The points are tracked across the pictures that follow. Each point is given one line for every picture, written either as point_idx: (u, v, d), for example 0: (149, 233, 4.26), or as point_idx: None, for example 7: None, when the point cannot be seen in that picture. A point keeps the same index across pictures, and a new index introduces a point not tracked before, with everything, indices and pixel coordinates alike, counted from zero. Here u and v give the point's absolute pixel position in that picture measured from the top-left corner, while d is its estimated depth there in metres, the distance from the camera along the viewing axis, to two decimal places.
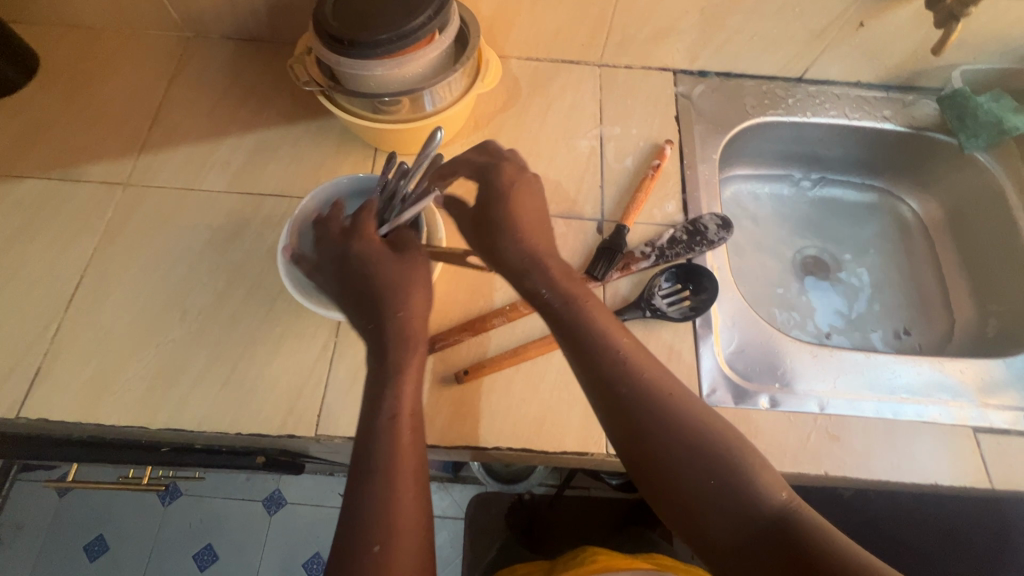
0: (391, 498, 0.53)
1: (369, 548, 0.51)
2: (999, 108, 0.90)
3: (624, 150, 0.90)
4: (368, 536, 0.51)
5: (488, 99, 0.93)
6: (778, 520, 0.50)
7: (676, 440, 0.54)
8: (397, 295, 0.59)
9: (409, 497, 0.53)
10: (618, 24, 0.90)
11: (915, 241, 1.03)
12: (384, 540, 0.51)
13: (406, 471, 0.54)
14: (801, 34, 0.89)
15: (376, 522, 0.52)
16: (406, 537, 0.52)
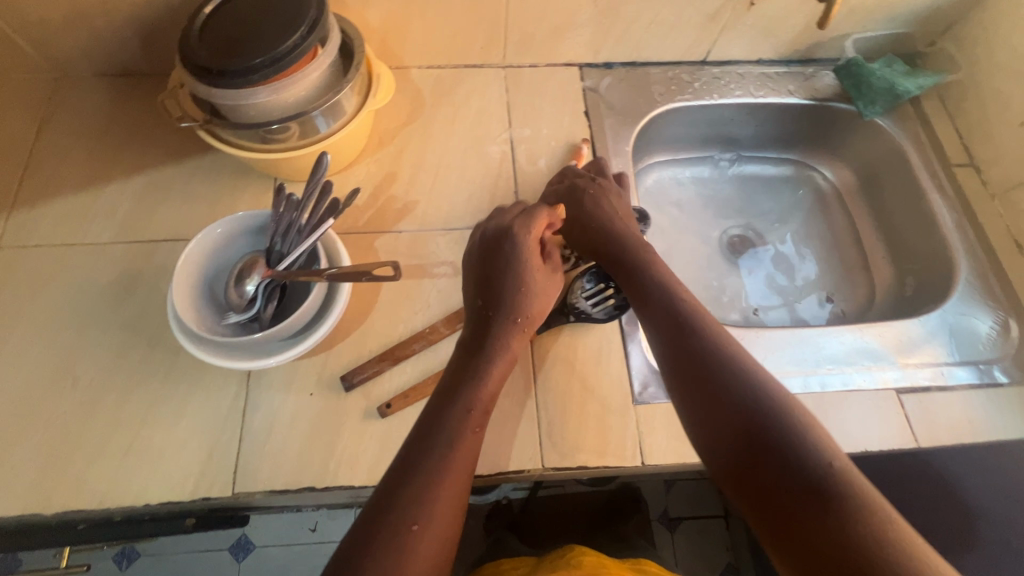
0: (432, 478, 0.52)
1: (404, 526, 0.49)
2: (895, 73, 0.94)
3: (536, 152, 0.89)
4: (404, 515, 0.50)
5: (391, 114, 0.90)
6: (826, 481, 0.44)
7: (730, 396, 0.52)
8: (517, 296, 0.66)
9: (447, 489, 0.52)
10: (514, 24, 0.88)
11: (832, 209, 1.06)
12: (418, 521, 0.50)
13: (460, 464, 0.54)
14: (696, 18, 0.89)
15: (412, 503, 0.50)
16: (432, 530, 0.50)
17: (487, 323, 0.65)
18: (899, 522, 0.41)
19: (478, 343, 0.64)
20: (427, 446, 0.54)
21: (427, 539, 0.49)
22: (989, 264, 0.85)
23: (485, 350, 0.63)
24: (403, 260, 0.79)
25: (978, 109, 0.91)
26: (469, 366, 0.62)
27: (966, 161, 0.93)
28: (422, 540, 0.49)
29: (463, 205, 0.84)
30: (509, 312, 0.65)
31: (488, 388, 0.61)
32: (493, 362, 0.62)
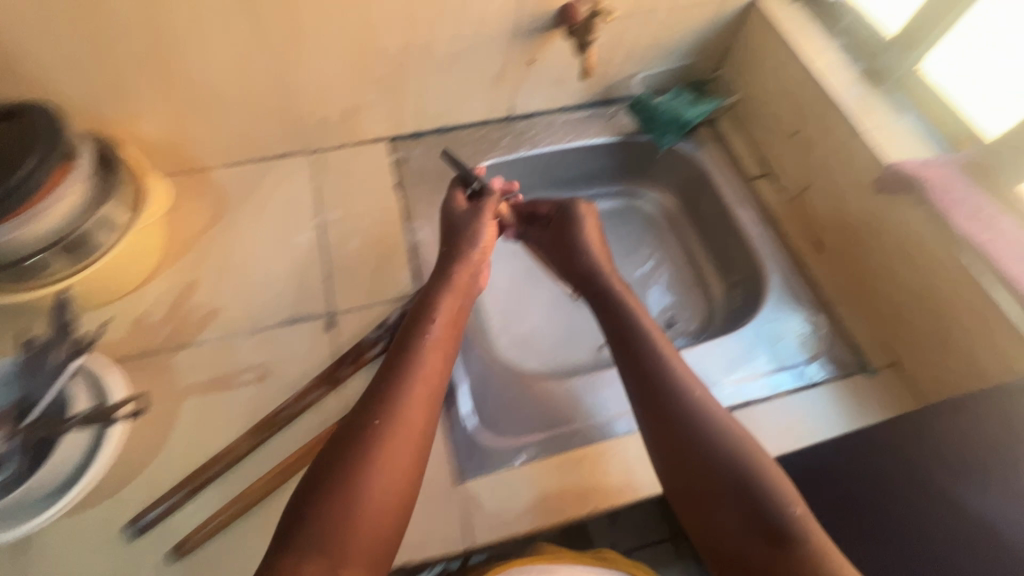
0: (401, 395, 0.59)
1: (367, 422, 0.57)
2: (682, 102, 1.00)
3: (347, 233, 0.87)
4: (366, 418, 0.58)
5: (191, 219, 0.86)
6: (786, 534, 0.53)
7: (710, 445, 0.60)
8: (456, 256, 0.75)
9: (411, 424, 0.58)
10: (304, 112, 0.88)
11: (664, 230, 1.09)
12: (379, 436, 0.56)
13: (421, 387, 0.60)
14: (484, 82, 0.92)
15: (374, 403, 0.59)
16: (390, 459, 0.55)
17: (445, 272, 0.73)
18: (831, 554, 0.52)
19: (418, 312, 0.69)
20: (380, 391, 0.59)
21: (382, 463, 0.55)
22: (793, 265, 0.90)
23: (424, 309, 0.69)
24: (204, 374, 0.74)
25: (761, 125, 0.98)
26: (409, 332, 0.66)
27: (764, 172, 0.98)
28: (381, 464, 0.55)
29: (271, 302, 0.80)
30: (464, 253, 0.75)
31: (434, 333, 0.65)
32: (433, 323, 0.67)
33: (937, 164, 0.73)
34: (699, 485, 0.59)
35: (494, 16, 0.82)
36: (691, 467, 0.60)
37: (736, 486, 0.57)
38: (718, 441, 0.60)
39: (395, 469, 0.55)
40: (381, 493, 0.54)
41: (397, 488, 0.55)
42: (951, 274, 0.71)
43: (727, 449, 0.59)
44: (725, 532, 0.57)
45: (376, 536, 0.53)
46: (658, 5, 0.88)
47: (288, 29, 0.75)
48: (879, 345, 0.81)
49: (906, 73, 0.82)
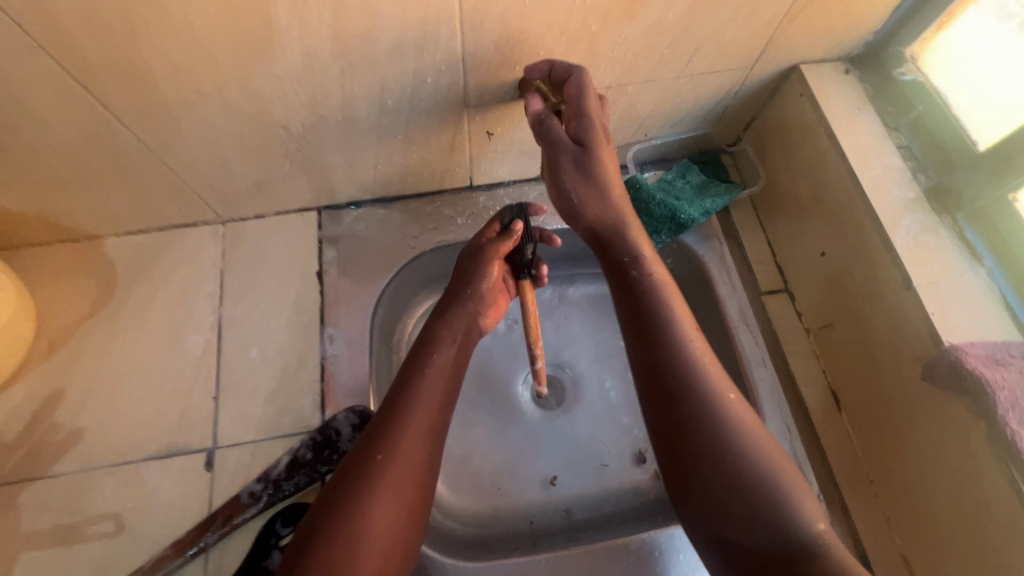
0: (398, 420, 0.53)
1: (371, 454, 0.51)
2: (686, 187, 0.78)
3: (249, 336, 0.72)
4: (370, 448, 0.51)
5: (70, 306, 0.73)
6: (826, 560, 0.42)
7: (724, 444, 0.47)
8: (479, 264, 0.65)
9: (409, 451, 0.51)
10: (200, 187, 0.71)
11: None
12: (384, 473, 0.50)
13: (424, 407, 0.55)
14: (431, 153, 0.73)
15: (383, 432, 0.52)
16: (393, 496, 0.49)
17: (461, 290, 0.65)
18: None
19: (422, 344, 0.61)
20: (388, 412, 0.54)
21: (392, 485, 0.50)
22: (802, 427, 0.69)
23: (428, 338, 0.61)
24: (51, 519, 0.62)
25: (786, 225, 0.76)
26: (412, 363, 0.58)
27: (781, 285, 0.77)
28: (381, 501, 0.49)
29: (145, 426, 0.67)
30: (462, 296, 0.64)
31: (440, 358, 0.59)
32: (437, 351, 0.60)
33: (1010, 367, 0.52)
34: (731, 503, 0.46)
35: (430, 90, 0.62)
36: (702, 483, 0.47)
37: (757, 503, 0.45)
38: (718, 453, 0.47)
39: (398, 502, 0.50)
40: (387, 531, 0.48)
41: (395, 527, 0.49)
42: (1008, 521, 0.51)
43: (742, 445, 0.47)
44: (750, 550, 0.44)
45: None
46: (657, 74, 0.66)
47: (149, 106, 0.57)
48: (898, 563, 0.61)
49: (992, 202, 0.59)
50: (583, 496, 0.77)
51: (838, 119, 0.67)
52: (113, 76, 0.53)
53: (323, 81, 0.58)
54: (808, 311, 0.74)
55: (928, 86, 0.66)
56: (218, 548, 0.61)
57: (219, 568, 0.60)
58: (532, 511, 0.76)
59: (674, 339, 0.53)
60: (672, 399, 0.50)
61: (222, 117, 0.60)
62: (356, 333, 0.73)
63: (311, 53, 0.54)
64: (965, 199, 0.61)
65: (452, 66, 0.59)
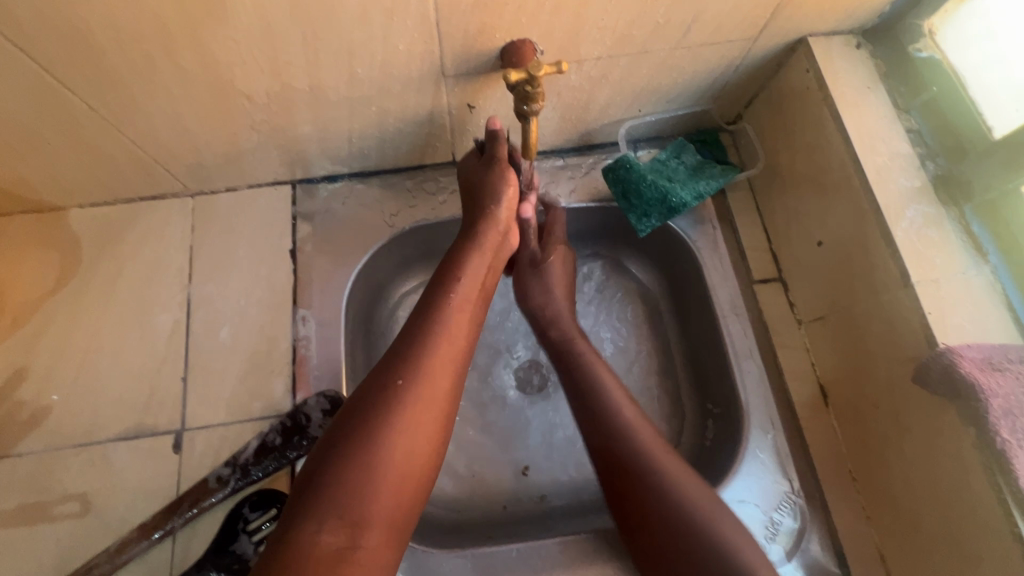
0: (419, 351, 0.51)
1: (391, 381, 0.49)
2: (680, 168, 0.74)
3: (219, 316, 0.70)
4: (389, 374, 0.50)
5: (34, 281, 0.70)
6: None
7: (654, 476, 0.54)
8: (485, 199, 0.64)
9: (431, 381, 0.50)
10: (164, 158, 0.67)
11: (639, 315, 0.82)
12: (403, 400, 0.48)
13: (445, 335, 0.54)
14: (409, 127, 0.68)
15: (405, 362, 0.51)
16: (415, 423, 0.48)
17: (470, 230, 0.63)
18: None
19: (439, 278, 0.58)
20: (408, 345, 0.52)
21: (414, 412, 0.48)
22: (786, 422, 0.67)
23: (447, 267, 0.59)
24: (17, 499, 0.61)
25: (784, 210, 0.72)
26: (431, 298, 0.56)
27: (775, 274, 0.73)
28: (404, 427, 0.48)
29: (111, 407, 0.65)
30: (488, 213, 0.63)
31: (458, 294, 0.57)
32: (460, 283, 0.58)
33: (1006, 374, 0.49)
34: (677, 553, 0.50)
35: (403, 60, 0.57)
36: (661, 538, 0.52)
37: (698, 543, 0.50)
38: (648, 497, 0.53)
39: (420, 431, 0.48)
40: (407, 452, 0.47)
41: (415, 450, 0.48)
42: (988, 530, 0.50)
43: (670, 484, 0.53)
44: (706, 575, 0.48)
45: (401, 501, 0.46)
46: (651, 45, 0.61)
47: (96, 72, 0.53)
48: (876, 564, 0.60)
49: (1003, 194, 0.55)
50: (559, 482, 0.77)
51: (844, 100, 0.63)
52: (53, 38, 0.49)
53: (285, 47, 0.54)
54: (801, 302, 0.70)
55: (944, 65, 0.61)
56: (186, 530, 0.60)
57: (188, 551, 0.60)
58: (508, 495, 0.75)
59: (610, 414, 0.59)
60: (624, 471, 0.55)
61: (178, 85, 0.56)
62: (330, 314, 0.70)
63: (268, 15, 0.50)
64: (974, 192, 0.57)
65: (425, 33, 0.54)
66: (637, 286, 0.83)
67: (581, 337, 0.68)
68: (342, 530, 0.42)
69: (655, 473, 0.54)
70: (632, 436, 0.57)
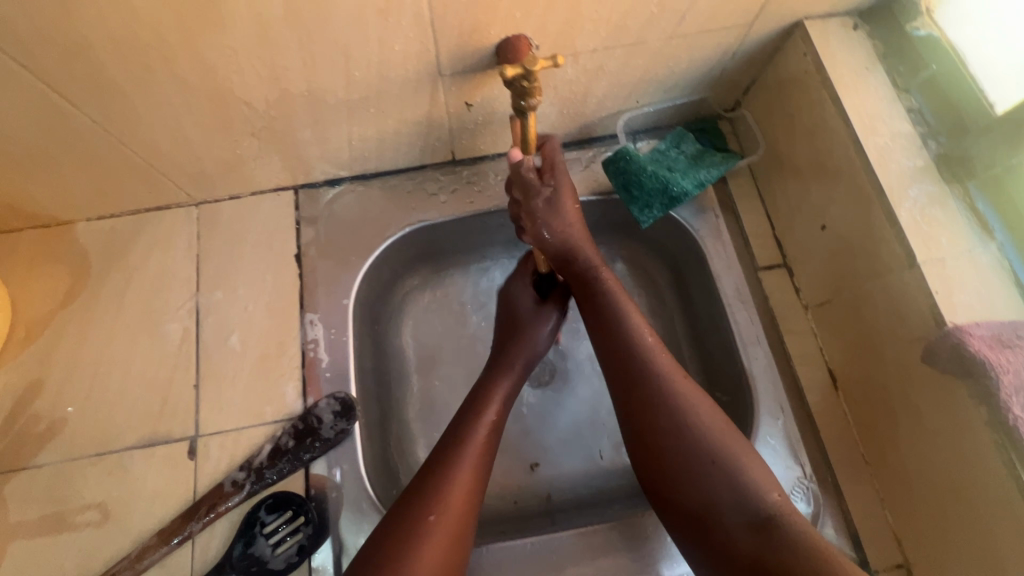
0: (455, 479, 0.55)
1: (422, 517, 0.52)
2: (680, 158, 0.74)
3: (228, 323, 0.71)
4: (421, 508, 0.53)
5: (45, 295, 0.71)
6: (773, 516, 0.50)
7: (662, 405, 0.56)
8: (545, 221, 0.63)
9: (462, 494, 0.55)
10: (167, 168, 0.68)
11: (645, 306, 0.82)
12: (430, 538, 0.51)
13: (473, 468, 0.57)
14: (408, 127, 0.69)
15: (434, 495, 0.54)
16: (438, 558, 0.51)
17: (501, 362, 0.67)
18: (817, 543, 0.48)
19: (469, 404, 0.63)
20: (446, 455, 0.57)
21: (440, 540, 0.52)
22: (795, 408, 0.67)
23: (478, 396, 0.63)
24: (37, 510, 0.62)
25: (785, 195, 0.72)
26: (459, 430, 0.60)
27: (779, 260, 0.73)
28: (423, 566, 0.50)
29: (127, 416, 0.66)
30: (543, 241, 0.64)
31: (482, 433, 0.60)
32: (485, 414, 0.61)
33: (1016, 350, 0.49)
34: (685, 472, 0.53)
35: (399, 61, 0.58)
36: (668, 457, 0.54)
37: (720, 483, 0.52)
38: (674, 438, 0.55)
39: (438, 574, 0.51)
40: None
41: None
42: (1003, 508, 0.50)
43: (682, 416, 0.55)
44: (728, 536, 0.50)
45: None
46: (647, 35, 0.61)
47: (97, 85, 0.54)
48: (890, 543, 0.61)
49: (1007, 169, 0.55)
50: (568, 476, 0.77)
51: (843, 82, 0.62)
52: (55, 54, 0.49)
53: (283, 52, 0.54)
54: (806, 288, 0.70)
55: (943, 42, 0.61)
56: (203, 535, 0.61)
57: (203, 556, 0.60)
58: (519, 490, 0.76)
59: (637, 349, 0.59)
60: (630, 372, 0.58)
61: (178, 94, 0.56)
62: (337, 317, 0.71)
63: (264, 21, 0.50)
64: (978, 167, 0.56)
65: (420, 31, 0.54)
66: (639, 278, 0.83)
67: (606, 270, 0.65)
68: None
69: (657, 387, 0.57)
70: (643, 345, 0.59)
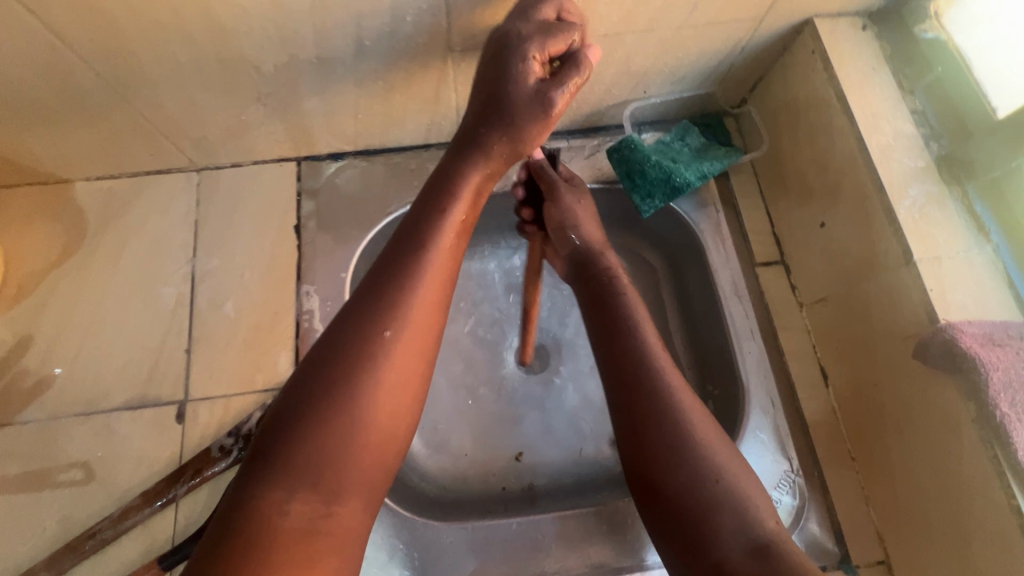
0: (416, 290, 0.46)
1: (375, 331, 0.43)
2: (684, 150, 0.74)
3: (224, 290, 0.70)
4: (376, 320, 0.44)
5: (40, 252, 0.71)
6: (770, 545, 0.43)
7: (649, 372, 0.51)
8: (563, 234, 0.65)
9: (429, 302, 0.46)
10: (170, 130, 0.67)
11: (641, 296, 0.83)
12: (389, 355, 0.43)
13: (438, 278, 0.47)
14: (414, 102, 0.69)
15: (390, 308, 0.44)
16: (401, 379, 0.44)
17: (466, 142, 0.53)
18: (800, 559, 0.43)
19: (432, 196, 0.51)
20: (401, 257, 0.47)
21: (404, 356, 0.44)
22: (785, 403, 0.67)
23: (441, 189, 0.51)
24: (19, 466, 0.61)
25: (786, 193, 0.72)
26: (413, 230, 0.49)
27: (776, 258, 0.74)
28: (386, 383, 0.43)
29: (115, 377, 0.66)
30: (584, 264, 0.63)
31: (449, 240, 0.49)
32: (452, 210, 0.50)
33: (1006, 349, 0.49)
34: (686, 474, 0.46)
35: (411, 33, 0.58)
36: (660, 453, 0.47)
37: (718, 494, 0.45)
38: (675, 457, 0.47)
39: (402, 391, 0.44)
40: (388, 415, 0.43)
41: (400, 413, 0.43)
42: (986, 504, 0.50)
43: (677, 408, 0.49)
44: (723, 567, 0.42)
45: (382, 464, 0.43)
46: (659, 23, 0.61)
47: (105, 37, 0.53)
48: (872, 541, 0.61)
49: (1006, 173, 0.56)
50: (552, 465, 0.77)
51: (849, 80, 0.63)
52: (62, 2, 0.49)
53: (294, 16, 0.54)
54: (803, 285, 0.71)
55: (950, 46, 0.61)
56: (188, 499, 0.61)
57: (189, 521, 0.60)
58: (504, 476, 0.76)
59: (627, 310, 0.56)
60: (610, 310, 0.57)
61: (185, 53, 0.56)
62: (333, 290, 0.70)
63: None
64: (978, 169, 0.57)
65: (433, 4, 0.54)
66: (637, 269, 0.84)
67: (623, 271, 0.62)
68: (311, 499, 0.39)
69: (648, 357, 0.52)
70: (649, 349, 0.53)
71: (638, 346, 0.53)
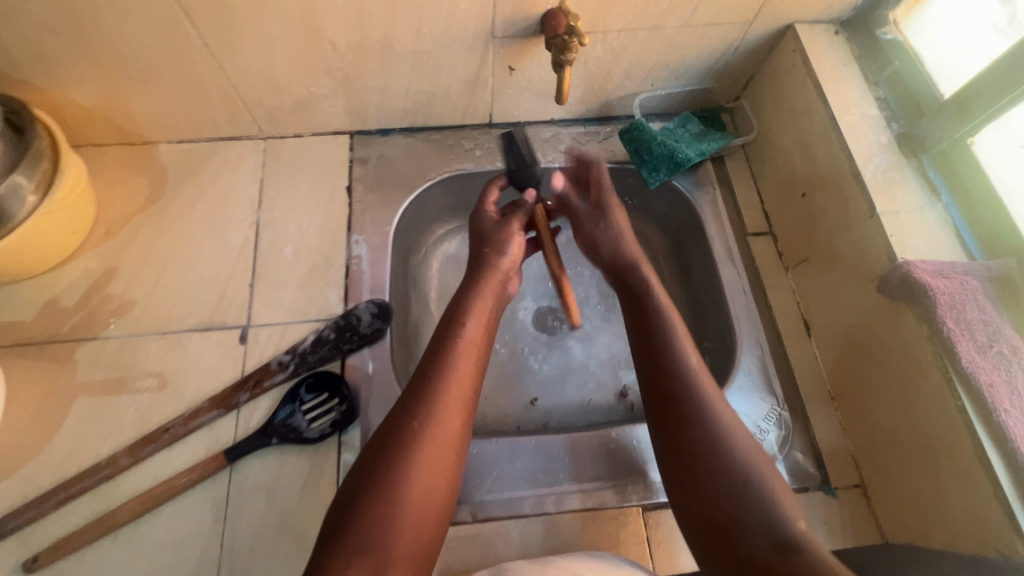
0: (442, 393, 0.56)
1: (407, 423, 0.53)
2: (685, 134, 0.86)
3: (284, 237, 0.81)
4: (406, 414, 0.54)
5: (127, 199, 0.81)
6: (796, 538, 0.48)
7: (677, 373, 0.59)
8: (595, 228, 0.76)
9: (453, 402, 0.56)
10: (249, 99, 0.79)
11: None
12: (420, 443, 0.52)
13: (457, 378, 0.58)
14: (457, 84, 0.81)
15: (420, 403, 0.55)
16: (432, 460, 0.52)
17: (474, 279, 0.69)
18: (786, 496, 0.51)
19: (447, 319, 0.64)
20: (427, 373, 0.58)
21: (432, 448, 0.52)
22: (772, 348, 0.76)
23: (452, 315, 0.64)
24: (102, 373, 0.70)
25: (773, 172, 0.84)
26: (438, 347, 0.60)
27: (765, 228, 0.84)
28: (422, 463, 0.51)
29: (187, 304, 0.75)
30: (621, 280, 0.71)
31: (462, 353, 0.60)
32: (464, 326, 0.63)
33: (953, 280, 0.59)
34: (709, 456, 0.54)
35: (462, 20, 0.70)
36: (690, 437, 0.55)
37: (748, 492, 0.51)
38: (703, 446, 0.54)
39: (434, 465, 0.52)
40: (425, 492, 0.51)
41: (430, 487, 0.51)
42: (941, 413, 0.59)
43: (704, 397, 0.57)
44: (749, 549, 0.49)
45: (421, 533, 0.49)
46: (665, 22, 0.74)
47: (217, 11, 0.65)
48: (847, 463, 0.70)
49: (951, 145, 0.66)
50: (563, 410, 0.85)
51: (824, 73, 0.75)
52: None
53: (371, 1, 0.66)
54: (788, 249, 0.81)
55: (907, 46, 0.74)
56: (249, 406, 0.69)
57: (249, 424, 0.68)
58: (520, 416, 0.84)
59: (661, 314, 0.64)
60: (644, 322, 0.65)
61: (277, 28, 0.69)
62: (379, 240, 0.81)
63: None
64: (930, 142, 0.68)
65: None
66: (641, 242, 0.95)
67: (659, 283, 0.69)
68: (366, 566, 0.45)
69: (682, 364, 0.59)
70: (678, 344, 0.61)
71: (666, 347, 0.61)
